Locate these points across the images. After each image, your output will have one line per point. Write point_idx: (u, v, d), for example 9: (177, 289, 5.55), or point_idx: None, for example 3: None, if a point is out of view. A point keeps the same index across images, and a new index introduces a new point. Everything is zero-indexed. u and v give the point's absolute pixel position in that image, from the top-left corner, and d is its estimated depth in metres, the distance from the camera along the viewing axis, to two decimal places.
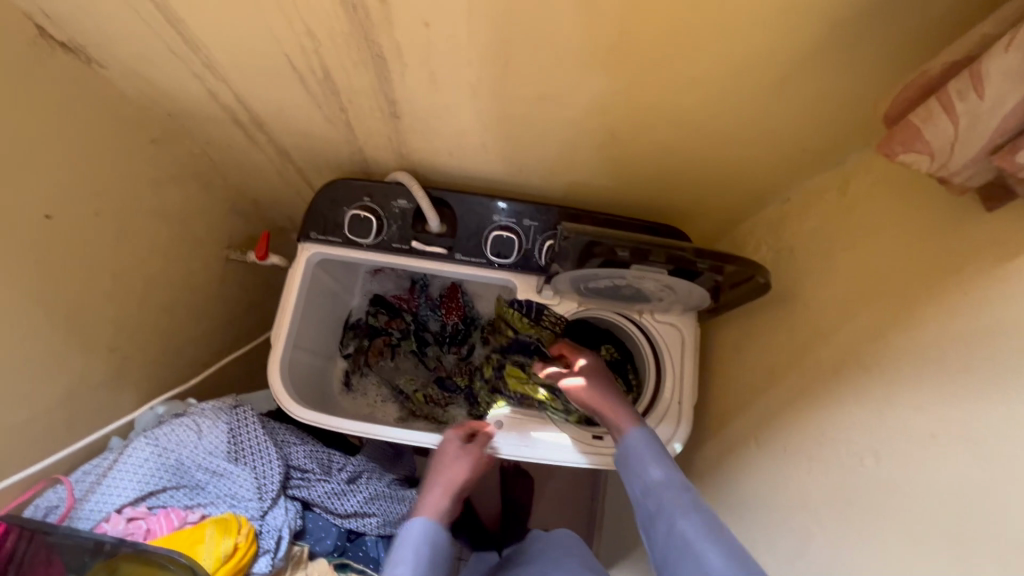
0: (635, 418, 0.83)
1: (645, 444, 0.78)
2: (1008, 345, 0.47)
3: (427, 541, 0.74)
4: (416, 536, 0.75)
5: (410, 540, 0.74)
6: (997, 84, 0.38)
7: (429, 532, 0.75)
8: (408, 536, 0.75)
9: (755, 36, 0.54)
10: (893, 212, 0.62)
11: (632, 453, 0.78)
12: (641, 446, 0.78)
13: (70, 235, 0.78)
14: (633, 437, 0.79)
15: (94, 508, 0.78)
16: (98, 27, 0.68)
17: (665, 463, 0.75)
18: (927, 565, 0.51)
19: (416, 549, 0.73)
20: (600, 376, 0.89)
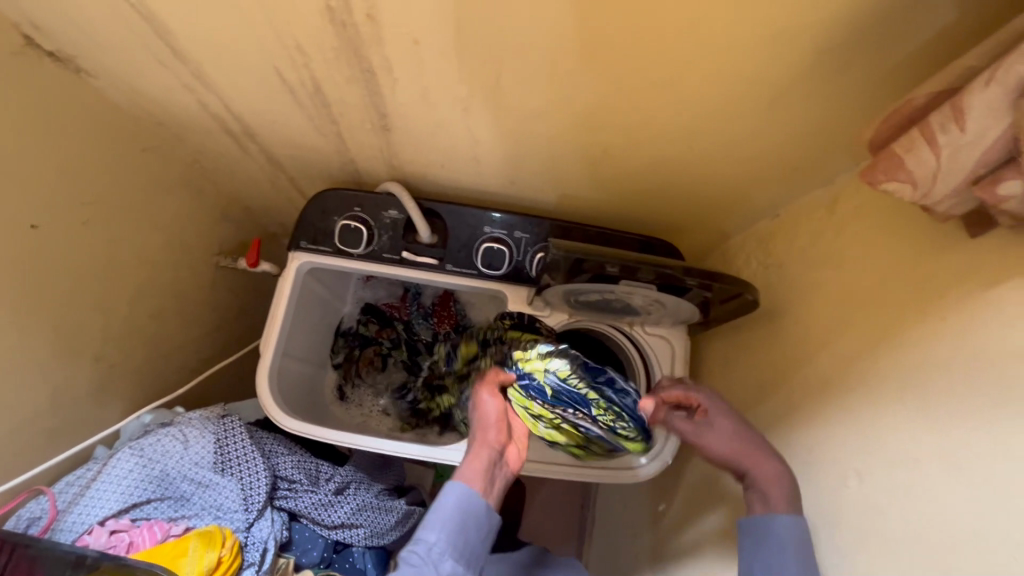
0: (792, 494, 0.65)
1: (796, 538, 0.62)
2: (991, 373, 0.47)
3: (466, 510, 0.64)
4: (453, 503, 0.64)
5: (445, 509, 0.63)
6: (979, 119, 0.38)
7: (469, 499, 0.64)
8: (442, 502, 0.64)
9: (743, 58, 0.54)
10: (879, 234, 0.62)
11: (769, 542, 0.63)
12: (783, 537, 0.62)
13: (56, 244, 0.77)
14: (779, 522, 0.63)
15: (76, 521, 0.77)
16: (85, 37, 0.68)
17: (807, 565, 0.60)
18: None
19: (450, 519, 0.63)
20: (738, 421, 0.72)
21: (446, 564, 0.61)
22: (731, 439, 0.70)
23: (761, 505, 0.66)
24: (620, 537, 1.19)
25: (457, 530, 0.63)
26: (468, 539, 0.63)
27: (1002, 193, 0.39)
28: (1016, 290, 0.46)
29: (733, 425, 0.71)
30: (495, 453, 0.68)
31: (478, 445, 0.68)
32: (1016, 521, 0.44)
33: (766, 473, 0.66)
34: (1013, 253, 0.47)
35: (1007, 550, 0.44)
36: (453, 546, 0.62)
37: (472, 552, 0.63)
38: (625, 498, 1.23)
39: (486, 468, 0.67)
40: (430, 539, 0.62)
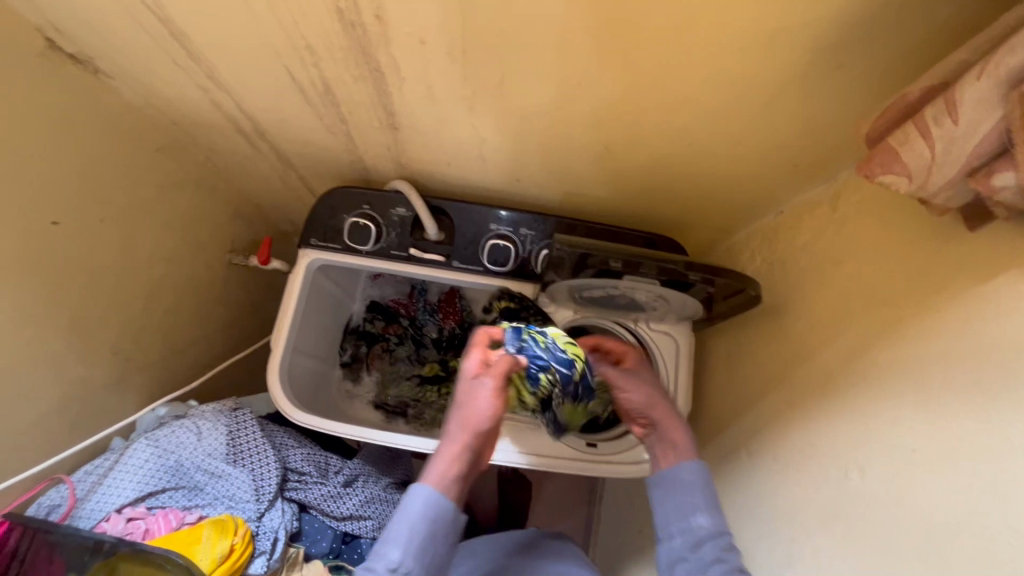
0: (690, 445, 0.72)
1: (698, 482, 0.68)
2: (989, 365, 0.47)
3: (433, 520, 0.62)
4: (419, 510, 0.62)
5: (412, 517, 0.61)
6: (971, 112, 0.39)
7: (437, 506, 0.62)
8: (410, 509, 0.62)
9: (743, 57, 0.55)
10: (879, 229, 0.63)
11: (676, 484, 0.68)
12: (690, 482, 0.68)
13: (75, 241, 0.79)
14: (687, 469, 0.69)
15: (94, 509, 0.80)
16: (105, 41, 0.70)
17: (712, 507, 0.66)
18: None
19: (417, 530, 0.61)
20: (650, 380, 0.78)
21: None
22: (650, 393, 0.77)
23: (672, 455, 0.71)
24: (627, 534, 1.19)
25: (421, 543, 0.60)
26: (434, 551, 0.61)
27: (996, 184, 0.40)
28: (1014, 282, 0.46)
29: (651, 380, 0.79)
30: (471, 456, 0.66)
31: (455, 446, 0.65)
32: (1013, 509, 0.44)
33: (676, 430, 0.73)
34: (1009, 245, 0.47)
35: (1005, 539, 0.44)
36: (418, 562, 0.60)
37: (437, 565, 0.62)
38: (631, 494, 1.23)
39: (456, 472, 0.65)
40: (392, 556, 0.59)
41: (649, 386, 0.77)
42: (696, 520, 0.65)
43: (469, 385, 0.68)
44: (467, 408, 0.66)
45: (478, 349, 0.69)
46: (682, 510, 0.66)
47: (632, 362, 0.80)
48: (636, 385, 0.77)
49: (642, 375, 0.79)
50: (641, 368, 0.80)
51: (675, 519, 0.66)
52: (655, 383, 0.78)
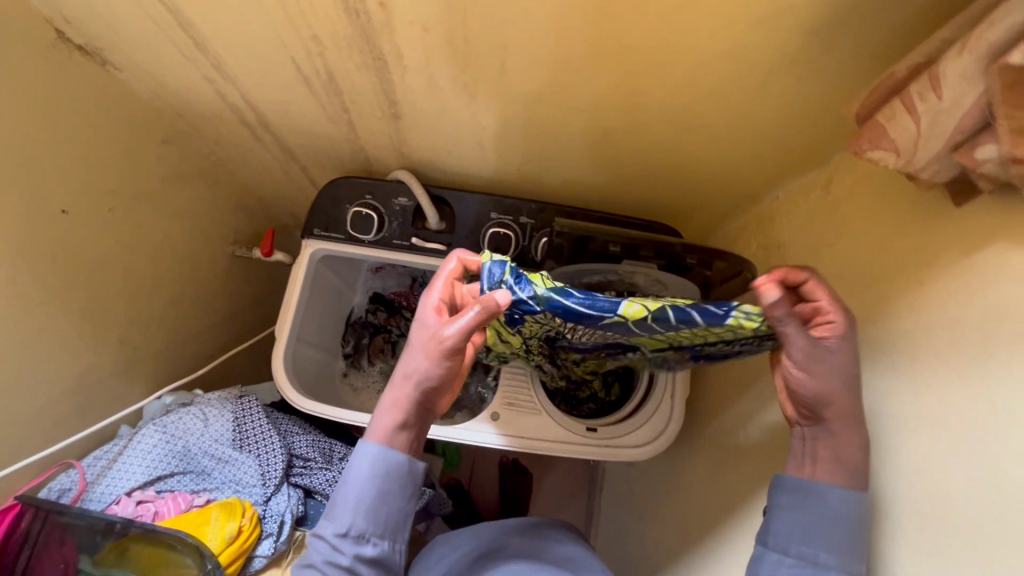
0: (859, 471, 0.58)
1: (850, 517, 0.57)
2: (977, 334, 0.49)
3: (378, 477, 0.63)
4: (364, 464, 0.64)
5: (359, 476, 0.63)
6: (954, 85, 0.40)
7: (380, 461, 0.64)
8: (357, 467, 0.64)
9: (736, 42, 0.57)
10: (870, 209, 0.64)
11: (817, 509, 0.59)
12: (838, 513, 0.57)
13: (84, 230, 0.81)
14: (837, 495, 0.58)
15: (104, 491, 0.82)
16: (113, 33, 0.72)
17: (852, 549, 0.57)
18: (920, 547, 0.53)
19: (364, 486, 0.63)
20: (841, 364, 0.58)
21: (367, 542, 0.62)
22: (836, 388, 0.58)
23: (823, 471, 0.59)
24: (629, 520, 1.21)
25: (367, 499, 0.63)
26: (382, 506, 0.63)
27: (979, 156, 0.42)
28: (1000, 253, 0.48)
29: (843, 368, 0.58)
30: (420, 406, 0.66)
31: (400, 396, 0.65)
32: (1000, 470, 0.46)
33: (845, 436, 0.58)
34: (995, 217, 0.49)
35: (996, 501, 0.46)
36: (368, 519, 0.62)
37: (391, 520, 0.64)
38: (633, 481, 1.25)
39: (402, 423, 0.66)
40: (342, 521, 0.62)
41: (832, 376, 0.58)
42: (817, 555, 0.58)
43: (418, 333, 0.66)
44: (416, 360, 0.65)
45: (438, 294, 0.66)
46: (803, 534, 0.60)
47: (829, 342, 0.58)
48: (823, 373, 0.58)
49: (828, 360, 0.58)
50: (837, 353, 0.58)
51: (797, 542, 0.60)
52: (849, 372, 0.58)
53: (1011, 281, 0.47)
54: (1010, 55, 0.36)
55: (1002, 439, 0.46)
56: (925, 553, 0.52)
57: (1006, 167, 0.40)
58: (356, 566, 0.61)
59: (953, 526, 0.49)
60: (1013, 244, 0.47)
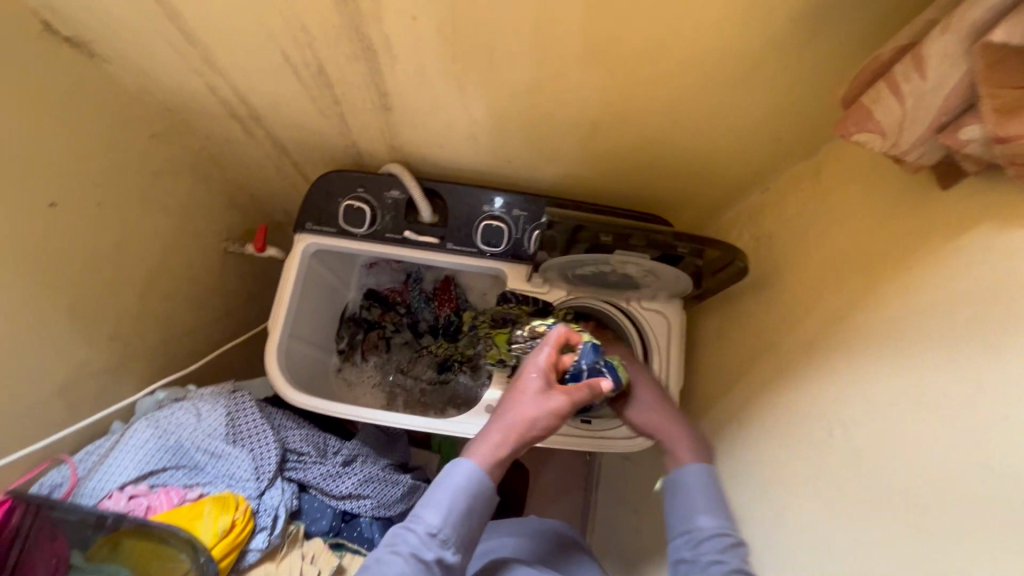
0: (697, 450, 0.74)
1: (704, 485, 0.69)
2: (964, 315, 0.49)
3: (473, 494, 0.62)
4: (462, 478, 0.62)
5: (454, 486, 0.62)
6: (938, 66, 0.41)
7: (478, 481, 0.62)
8: (455, 478, 0.62)
9: (723, 30, 0.57)
10: (858, 197, 0.65)
11: (682, 489, 0.70)
12: (703, 488, 0.69)
13: (74, 224, 0.81)
14: (689, 471, 0.71)
15: (96, 486, 0.81)
16: (100, 24, 0.71)
17: (715, 509, 0.67)
18: (902, 531, 0.52)
19: (458, 500, 0.61)
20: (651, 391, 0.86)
21: (449, 548, 0.60)
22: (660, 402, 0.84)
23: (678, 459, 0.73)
24: (624, 515, 1.21)
25: (459, 514, 0.61)
26: (468, 525, 0.61)
27: (964, 138, 0.42)
28: (985, 235, 0.48)
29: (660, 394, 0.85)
30: (517, 451, 0.67)
31: (504, 435, 0.65)
32: (987, 449, 0.46)
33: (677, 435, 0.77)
34: (979, 201, 0.49)
35: (985, 481, 0.46)
36: (455, 533, 0.60)
37: (467, 542, 0.62)
38: (628, 476, 1.25)
39: (501, 455, 0.65)
40: (433, 520, 0.60)
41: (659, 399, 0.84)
42: (697, 520, 0.66)
43: (530, 385, 0.68)
44: (528, 403, 0.67)
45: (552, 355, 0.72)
46: (691, 514, 0.67)
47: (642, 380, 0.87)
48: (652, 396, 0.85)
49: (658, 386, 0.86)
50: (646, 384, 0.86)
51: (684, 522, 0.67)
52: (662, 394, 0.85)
53: (996, 262, 0.47)
54: (993, 33, 0.36)
55: (990, 417, 0.46)
56: (907, 536, 0.51)
57: (990, 147, 0.41)
58: (433, 568, 0.59)
59: (937, 508, 0.49)
60: (999, 226, 0.47)
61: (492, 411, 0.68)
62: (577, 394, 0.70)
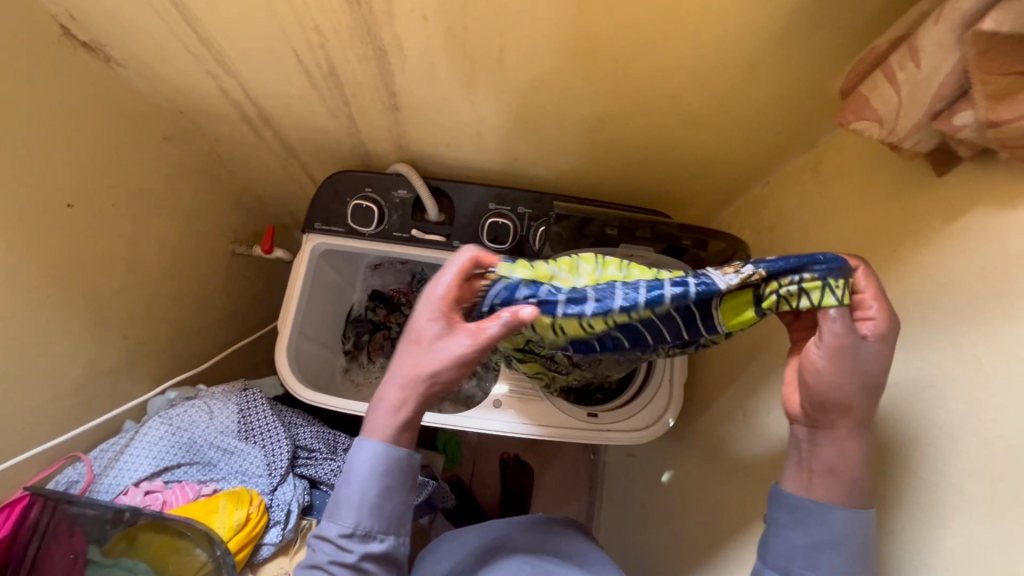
0: (859, 484, 0.54)
1: (855, 535, 0.54)
2: (962, 296, 0.51)
3: (381, 477, 0.62)
4: (365, 465, 0.62)
5: (361, 474, 0.62)
6: (931, 55, 0.43)
7: (384, 461, 0.62)
8: (359, 468, 0.62)
9: (724, 26, 0.59)
10: (857, 186, 0.67)
11: (822, 526, 0.55)
12: (839, 535, 0.54)
13: (89, 224, 0.82)
14: (840, 514, 0.54)
15: (113, 482, 0.83)
16: (117, 29, 0.73)
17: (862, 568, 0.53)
18: (908, 508, 0.53)
19: (368, 491, 0.61)
20: (879, 360, 0.52)
21: (374, 539, 0.62)
22: (858, 382, 0.52)
23: (825, 487, 0.55)
24: (632, 511, 1.21)
25: (374, 502, 0.62)
26: (389, 506, 0.62)
27: (957, 123, 0.44)
28: (979, 218, 0.50)
29: (861, 375, 0.52)
30: (427, 406, 0.63)
31: (402, 401, 0.61)
32: (982, 420, 0.47)
33: (845, 447, 0.54)
34: (971, 185, 0.51)
35: (984, 451, 0.47)
36: (376, 520, 0.62)
37: (397, 519, 0.63)
38: (635, 471, 1.25)
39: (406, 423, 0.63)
40: (347, 521, 0.61)
41: (857, 376, 0.52)
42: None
43: (424, 339, 0.60)
44: (419, 360, 0.60)
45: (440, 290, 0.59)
46: (815, 557, 0.54)
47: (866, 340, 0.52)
48: (847, 387, 0.52)
49: (868, 358, 0.52)
50: (872, 351, 0.52)
51: (799, 564, 0.55)
52: (864, 372, 0.52)
53: (989, 243, 0.49)
54: (983, 22, 0.39)
55: (985, 389, 0.48)
56: (914, 513, 0.53)
57: (983, 131, 0.43)
58: (365, 564, 0.61)
59: (934, 484, 0.51)
60: (992, 208, 0.49)
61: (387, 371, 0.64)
62: (488, 334, 0.57)
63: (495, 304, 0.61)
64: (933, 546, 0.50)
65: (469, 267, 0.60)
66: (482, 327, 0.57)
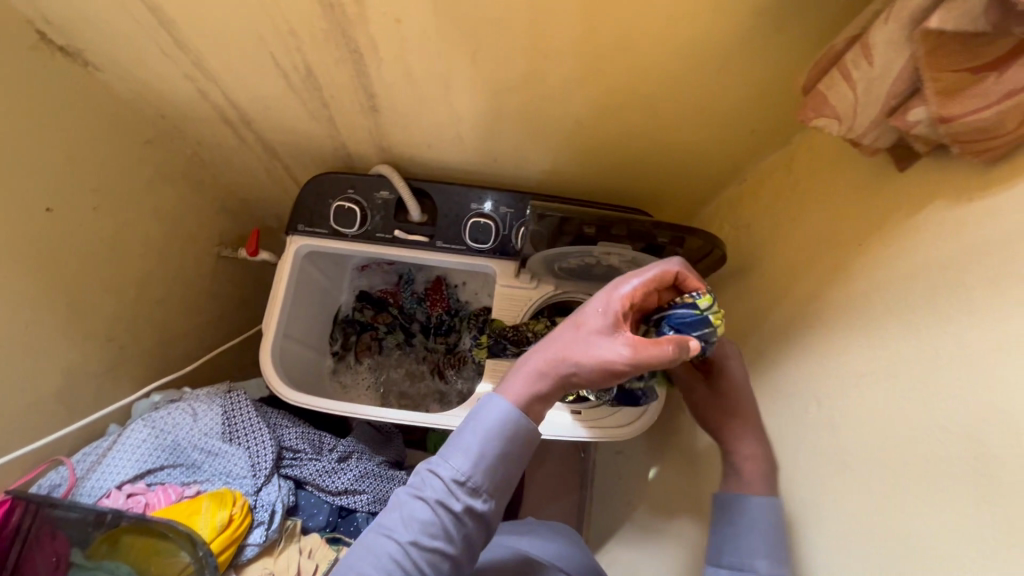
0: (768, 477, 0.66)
1: (771, 523, 0.63)
2: (918, 286, 0.52)
3: (506, 435, 0.55)
4: (493, 417, 0.55)
5: (487, 425, 0.55)
6: (884, 52, 0.44)
7: (510, 421, 0.55)
8: (486, 419, 0.55)
9: (691, 26, 0.60)
10: (826, 182, 0.68)
11: (741, 517, 0.65)
12: (763, 523, 0.63)
13: (69, 227, 0.82)
14: (754, 504, 0.64)
15: (95, 485, 0.83)
16: (93, 34, 0.73)
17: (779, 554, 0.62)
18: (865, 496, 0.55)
19: (490, 443, 0.54)
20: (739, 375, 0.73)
21: (479, 495, 0.54)
22: (733, 406, 0.72)
23: (738, 481, 0.67)
24: (621, 509, 1.21)
25: (494, 459, 0.54)
26: (503, 470, 0.55)
27: (911, 119, 0.45)
28: (936, 211, 0.51)
29: (731, 406, 0.72)
30: (561, 392, 0.58)
31: (544, 373, 0.57)
32: (938, 407, 0.48)
33: (743, 444, 0.69)
34: (929, 179, 0.53)
35: (937, 436, 0.48)
36: (490, 479, 0.54)
37: (506, 485, 0.56)
38: (622, 468, 1.26)
39: (540, 396, 0.57)
40: (462, 467, 0.54)
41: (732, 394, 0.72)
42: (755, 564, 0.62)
43: (586, 327, 0.56)
44: (585, 346, 0.56)
45: (636, 289, 0.57)
46: (741, 545, 0.63)
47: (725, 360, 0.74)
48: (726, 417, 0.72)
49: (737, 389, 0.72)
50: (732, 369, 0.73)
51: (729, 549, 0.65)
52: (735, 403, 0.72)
53: (946, 235, 0.50)
54: (930, 20, 0.40)
55: (940, 376, 0.49)
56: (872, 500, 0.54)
57: (935, 126, 0.44)
58: (464, 517, 0.54)
59: (893, 470, 0.52)
60: (948, 202, 0.50)
61: (537, 341, 0.60)
62: (653, 351, 0.53)
63: (673, 326, 0.59)
64: (892, 532, 0.51)
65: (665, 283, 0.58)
66: (664, 345, 0.53)
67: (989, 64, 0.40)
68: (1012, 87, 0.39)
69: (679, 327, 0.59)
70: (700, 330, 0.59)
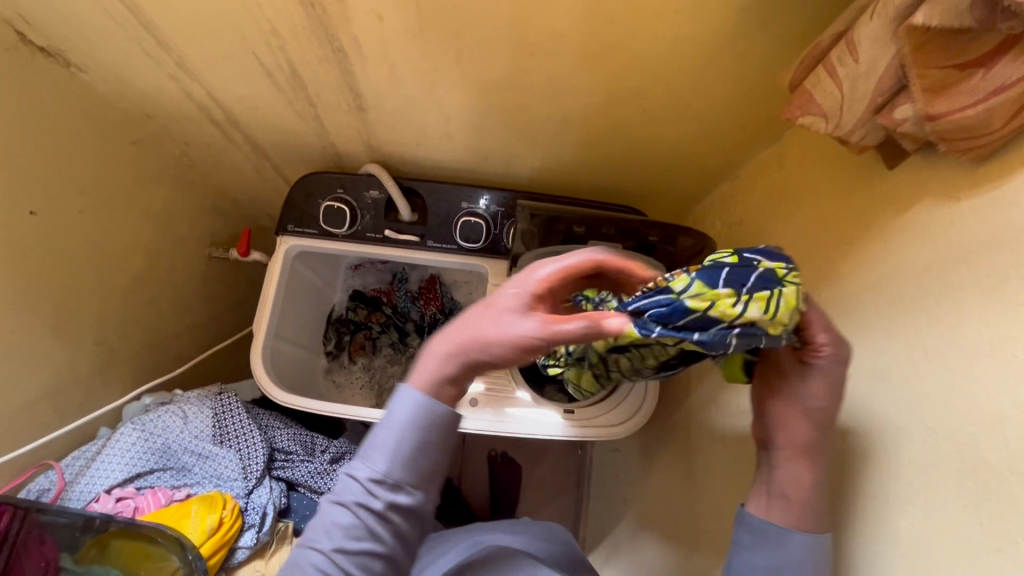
0: (816, 507, 0.53)
1: (812, 561, 0.52)
2: (909, 285, 0.51)
3: (422, 426, 0.51)
4: (404, 412, 0.51)
5: (399, 422, 0.51)
6: (869, 50, 0.44)
7: (422, 413, 0.52)
8: (396, 415, 0.52)
9: (676, 23, 0.59)
10: (816, 179, 0.67)
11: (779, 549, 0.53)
12: (793, 560, 0.52)
13: (54, 230, 0.82)
14: (795, 541, 0.52)
15: (84, 489, 0.83)
16: (73, 34, 0.72)
17: None
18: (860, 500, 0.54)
19: (404, 438, 0.51)
20: (825, 385, 0.51)
21: (402, 491, 0.51)
22: (803, 414, 0.52)
23: (780, 509, 0.54)
24: (617, 507, 1.21)
25: (411, 452, 0.51)
26: (424, 462, 0.52)
27: (898, 116, 0.45)
28: (926, 210, 0.51)
29: (805, 409, 0.52)
30: (473, 376, 0.53)
31: (454, 354, 0.52)
32: (930, 408, 0.47)
33: (792, 468, 0.53)
34: (919, 176, 0.52)
35: (929, 439, 0.47)
36: (411, 473, 0.51)
37: (433, 475, 0.53)
38: (620, 466, 1.26)
39: (448, 379, 0.52)
40: (377, 467, 0.51)
41: (803, 405, 0.52)
42: None
43: (497, 307, 0.51)
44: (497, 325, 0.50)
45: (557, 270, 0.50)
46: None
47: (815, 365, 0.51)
48: (792, 425, 0.53)
49: (815, 387, 0.52)
50: (819, 375, 0.51)
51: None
52: (808, 407, 0.52)
53: (936, 233, 0.49)
54: (914, 16, 0.39)
55: (931, 376, 0.48)
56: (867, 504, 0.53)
57: (922, 124, 0.44)
58: (391, 515, 0.51)
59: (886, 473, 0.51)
60: (937, 201, 0.49)
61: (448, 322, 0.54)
62: (564, 331, 0.48)
63: (653, 320, 0.46)
64: (886, 534, 0.50)
65: (587, 268, 0.51)
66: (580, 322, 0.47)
67: (975, 62, 0.39)
68: (999, 84, 0.38)
69: (662, 320, 0.45)
70: (683, 321, 0.45)
